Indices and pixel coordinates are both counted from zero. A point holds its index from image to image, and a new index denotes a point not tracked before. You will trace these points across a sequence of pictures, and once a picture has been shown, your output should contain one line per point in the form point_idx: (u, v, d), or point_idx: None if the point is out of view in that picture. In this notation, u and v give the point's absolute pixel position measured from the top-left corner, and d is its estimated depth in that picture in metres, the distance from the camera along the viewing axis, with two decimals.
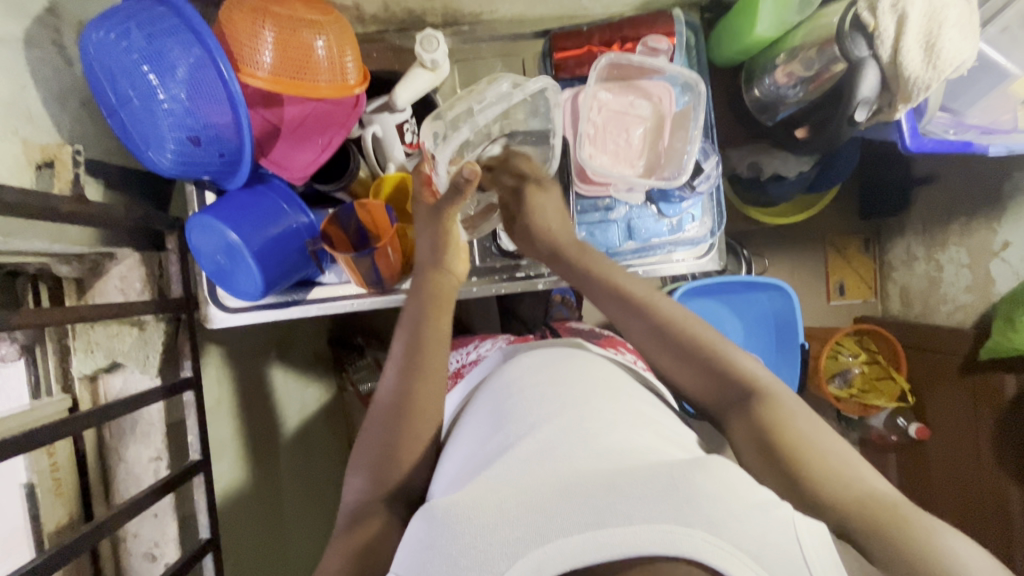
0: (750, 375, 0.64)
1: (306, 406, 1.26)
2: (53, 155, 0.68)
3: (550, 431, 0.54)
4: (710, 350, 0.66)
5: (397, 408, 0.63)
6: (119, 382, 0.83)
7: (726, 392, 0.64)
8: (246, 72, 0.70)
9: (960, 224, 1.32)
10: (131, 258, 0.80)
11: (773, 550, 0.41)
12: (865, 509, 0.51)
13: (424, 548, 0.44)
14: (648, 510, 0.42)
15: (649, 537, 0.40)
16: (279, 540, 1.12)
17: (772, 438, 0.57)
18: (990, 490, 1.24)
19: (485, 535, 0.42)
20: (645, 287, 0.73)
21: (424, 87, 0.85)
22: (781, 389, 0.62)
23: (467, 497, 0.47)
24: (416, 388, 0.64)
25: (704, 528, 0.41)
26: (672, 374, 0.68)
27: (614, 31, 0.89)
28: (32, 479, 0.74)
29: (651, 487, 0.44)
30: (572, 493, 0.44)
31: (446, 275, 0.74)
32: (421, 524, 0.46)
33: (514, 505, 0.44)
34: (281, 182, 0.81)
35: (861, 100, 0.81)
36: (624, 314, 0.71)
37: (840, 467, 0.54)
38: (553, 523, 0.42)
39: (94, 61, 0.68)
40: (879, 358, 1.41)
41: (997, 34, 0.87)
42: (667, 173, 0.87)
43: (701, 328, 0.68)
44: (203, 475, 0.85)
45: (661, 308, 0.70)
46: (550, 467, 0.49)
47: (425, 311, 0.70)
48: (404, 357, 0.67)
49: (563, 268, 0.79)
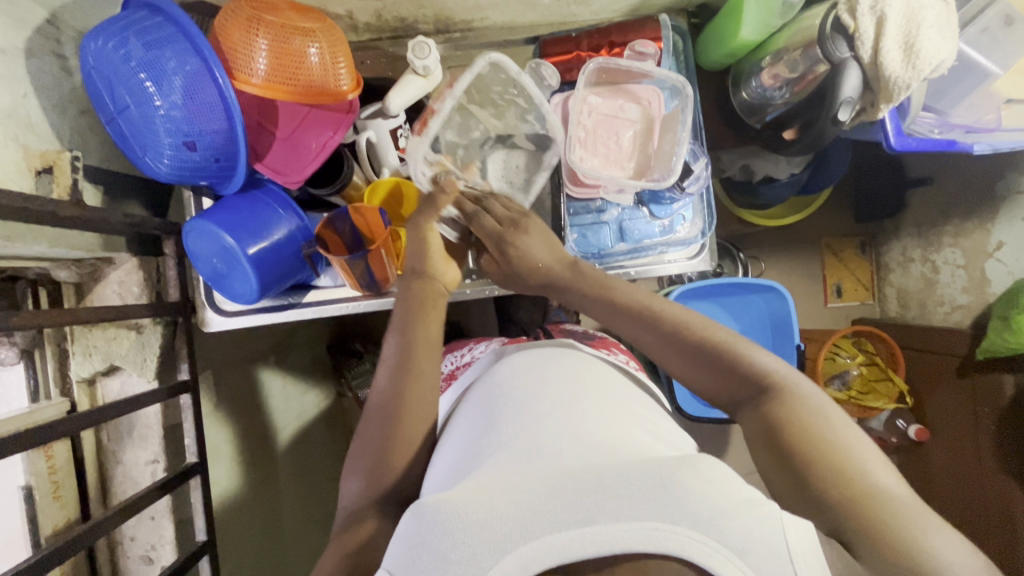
0: (762, 374, 0.62)
1: (306, 411, 1.27)
2: (52, 161, 0.69)
3: (540, 431, 0.55)
4: (723, 351, 0.65)
5: (389, 410, 0.64)
6: (117, 385, 0.84)
7: (738, 390, 0.63)
8: (240, 80, 0.72)
9: (955, 225, 1.33)
10: (129, 263, 0.82)
11: (757, 544, 0.41)
12: (862, 508, 0.50)
13: (413, 544, 0.44)
14: (635, 509, 0.42)
15: (635, 535, 0.41)
16: (277, 543, 1.13)
17: (782, 435, 0.57)
18: (989, 491, 1.24)
19: (474, 530, 0.42)
20: (646, 293, 0.71)
21: (417, 93, 0.86)
22: (795, 385, 0.61)
23: (457, 495, 0.47)
24: (396, 391, 0.65)
25: (690, 526, 0.41)
26: (683, 376, 0.67)
27: (602, 36, 0.91)
28: (30, 480, 0.75)
29: (638, 485, 0.44)
30: (561, 491, 0.45)
31: (428, 281, 0.74)
32: (410, 521, 0.47)
33: (504, 502, 0.44)
34: (275, 186, 0.83)
35: (845, 99, 0.83)
36: (630, 317, 0.70)
37: (846, 459, 0.53)
38: (541, 520, 0.42)
39: (92, 69, 0.69)
40: (876, 359, 1.41)
41: (977, 34, 0.89)
42: (656, 175, 0.88)
43: (710, 329, 0.67)
44: (201, 478, 0.85)
45: (663, 312, 0.69)
46: (539, 465, 0.49)
47: (413, 318, 0.71)
48: (397, 362, 0.67)
49: (552, 289, 0.77)
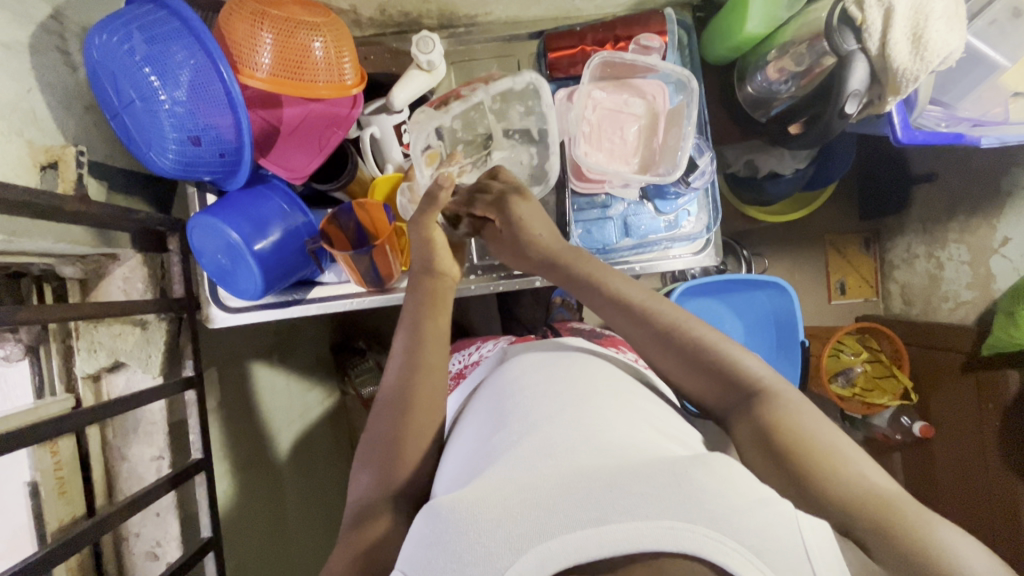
0: (752, 378, 0.62)
1: (309, 408, 1.27)
2: (57, 157, 0.69)
3: (550, 432, 0.54)
4: (710, 352, 0.64)
5: (399, 405, 0.64)
6: (122, 381, 0.84)
7: (731, 395, 0.62)
8: (245, 74, 0.72)
9: (961, 222, 1.32)
10: (133, 259, 0.82)
11: (772, 543, 0.41)
12: (865, 504, 0.50)
13: (429, 545, 0.44)
14: (649, 507, 0.42)
15: (650, 534, 0.40)
16: (282, 541, 1.12)
17: (776, 436, 0.57)
18: (995, 488, 1.24)
19: (489, 531, 0.42)
20: (642, 290, 0.70)
21: (420, 89, 0.86)
22: (785, 389, 0.61)
23: (472, 494, 0.47)
24: (407, 387, 0.65)
25: (707, 525, 0.41)
26: (675, 379, 0.66)
27: (606, 29, 0.90)
28: (36, 476, 0.74)
29: (652, 485, 0.44)
30: (575, 490, 0.44)
31: (438, 280, 0.74)
32: (424, 521, 0.47)
33: (518, 501, 0.44)
34: (280, 182, 0.83)
35: (851, 92, 0.83)
36: (626, 316, 0.69)
37: (842, 460, 0.53)
38: (555, 519, 0.42)
39: (97, 64, 0.69)
40: (881, 357, 1.39)
41: (984, 27, 0.88)
42: (661, 169, 0.88)
43: (705, 331, 0.66)
44: (206, 474, 0.86)
45: (656, 310, 0.68)
46: (552, 464, 0.49)
47: (421, 313, 0.71)
48: (407, 358, 0.67)
49: (547, 268, 0.76)
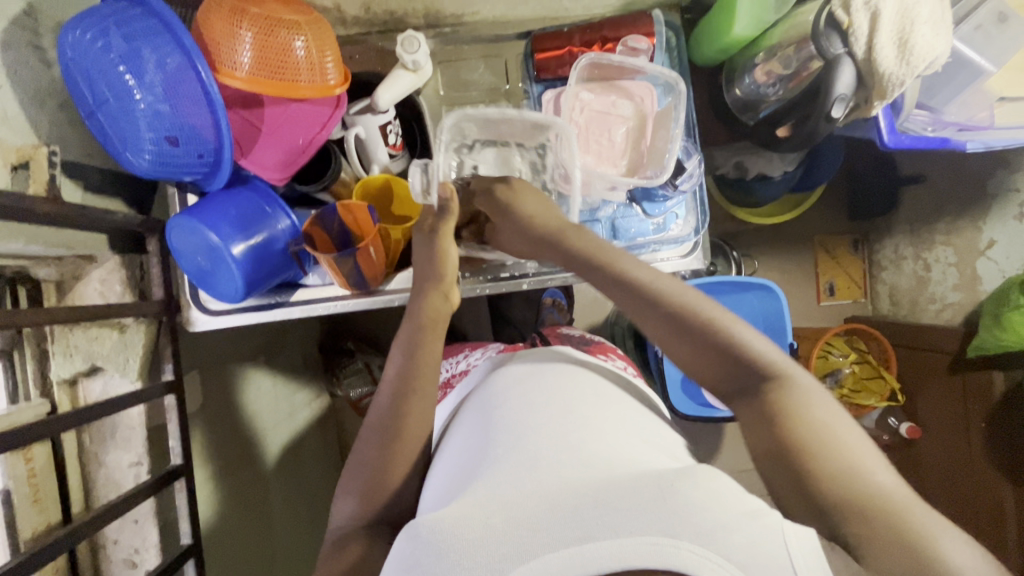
0: (764, 363, 0.60)
1: (294, 411, 1.26)
2: (28, 156, 0.68)
3: (537, 447, 0.53)
4: (721, 335, 0.61)
5: (388, 432, 0.62)
6: (99, 386, 0.82)
7: (741, 378, 0.61)
8: (223, 73, 0.70)
9: (947, 224, 1.33)
10: (110, 261, 0.81)
11: (759, 557, 0.40)
12: (862, 503, 0.49)
13: (409, 567, 0.43)
14: (635, 525, 0.41)
15: (635, 552, 0.39)
16: (268, 547, 1.11)
17: (788, 439, 0.55)
18: (980, 488, 1.25)
19: (470, 552, 0.41)
20: (657, 268, 0.66)
21: (405, 88, 0.84)
22: (798, 375, 0.59)
23: (453, 514, 0.46)
24: (396, 406, 0.63)
25: (691, 540, 0.40)
26: (683, 362, 0.63)
27: (593, 31, 0.89)
28: (8, 484, 0.72)
29: (638, 500, 0.43)
30: (560, 509, 0.43)
31: (442, 299, 0.70)
32: (405, 542, 0.46)
33: (500, 521, 0.43)
34: (262, 183, 0.81)
35: (838, 96, 0.81)
36: (627, 294, 0.65)
37: (846, 457, 0.52)
38: (540, 538, 0.41)
39: (70, 62, 0.66)
40: (869, 358, 1.39)
41: (971, 32, 0.89)
42: (649, 172, 0.86)
43: (714, 312, 0.62)
44: (185, 481, 0.84)
45: (665, 288, 0.64)
46: (539, 482, 0.48)
47: (423, 336, 0.67)
48: (398, 383, 0.64)
49: (551, 248, 0.71)
